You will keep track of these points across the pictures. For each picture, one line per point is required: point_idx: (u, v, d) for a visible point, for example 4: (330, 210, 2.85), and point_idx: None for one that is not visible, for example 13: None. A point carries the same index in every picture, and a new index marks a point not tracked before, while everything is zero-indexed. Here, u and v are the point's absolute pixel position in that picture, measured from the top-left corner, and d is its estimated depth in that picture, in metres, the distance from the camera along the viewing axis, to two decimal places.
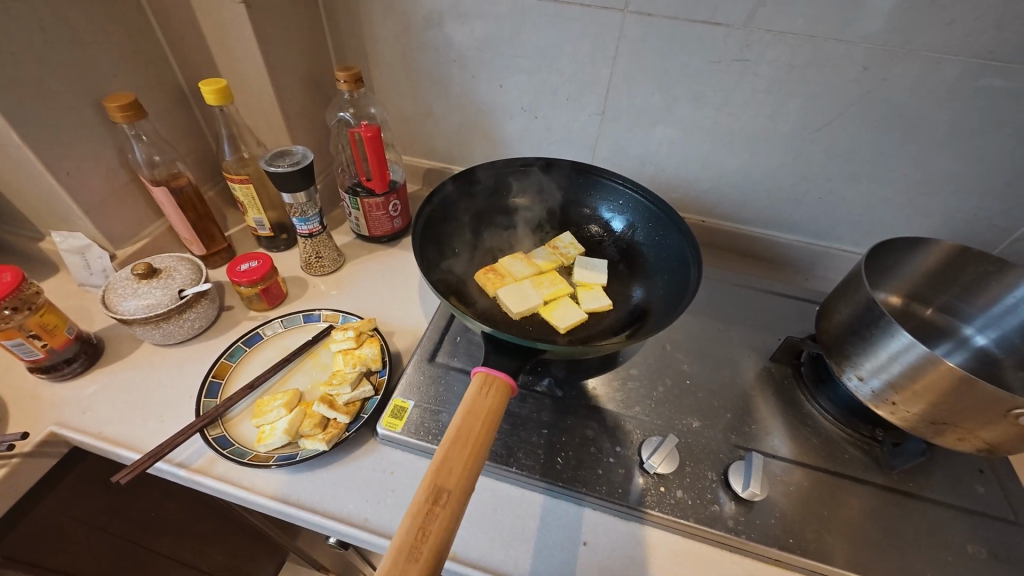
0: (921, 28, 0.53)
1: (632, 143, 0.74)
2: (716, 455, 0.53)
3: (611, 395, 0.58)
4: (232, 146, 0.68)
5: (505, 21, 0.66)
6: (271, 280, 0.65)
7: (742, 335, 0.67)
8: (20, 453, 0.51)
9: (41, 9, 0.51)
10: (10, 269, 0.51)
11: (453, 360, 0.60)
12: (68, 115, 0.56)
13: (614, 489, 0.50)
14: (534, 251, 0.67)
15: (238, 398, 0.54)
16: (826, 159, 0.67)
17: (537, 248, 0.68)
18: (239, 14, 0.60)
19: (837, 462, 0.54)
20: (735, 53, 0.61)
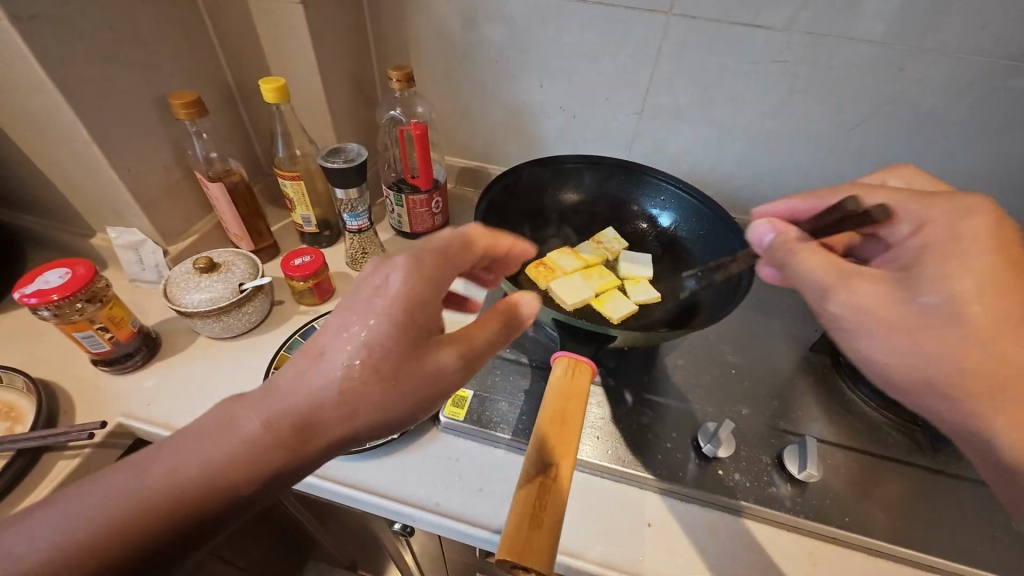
0: (956, 31, 0.56)
1: (669, 142, 0.76)
2: (767, 440, 0.55)
3: (662, 384, 0.60)
4: (285, 143, 0.68)
5: (550, 22, 0.68)
6: (323, 275, 0.66)
7: (780, 326, 0.69)
8: (92, 443, 0.52)
9: (112, 9, 0.52)
10: (83, 263, 0.51)
11: (504, 351, 0.62)
12: (132, 112, 0.57)
13: (674, 473, 0.52)
14: (579, 246, 0.69)
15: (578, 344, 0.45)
16: (858, 157, 0.70)
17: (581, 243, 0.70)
18: (296, 14, 0.62)
19: (883, 446, 0.56)
20: (775, 55, 0.63)
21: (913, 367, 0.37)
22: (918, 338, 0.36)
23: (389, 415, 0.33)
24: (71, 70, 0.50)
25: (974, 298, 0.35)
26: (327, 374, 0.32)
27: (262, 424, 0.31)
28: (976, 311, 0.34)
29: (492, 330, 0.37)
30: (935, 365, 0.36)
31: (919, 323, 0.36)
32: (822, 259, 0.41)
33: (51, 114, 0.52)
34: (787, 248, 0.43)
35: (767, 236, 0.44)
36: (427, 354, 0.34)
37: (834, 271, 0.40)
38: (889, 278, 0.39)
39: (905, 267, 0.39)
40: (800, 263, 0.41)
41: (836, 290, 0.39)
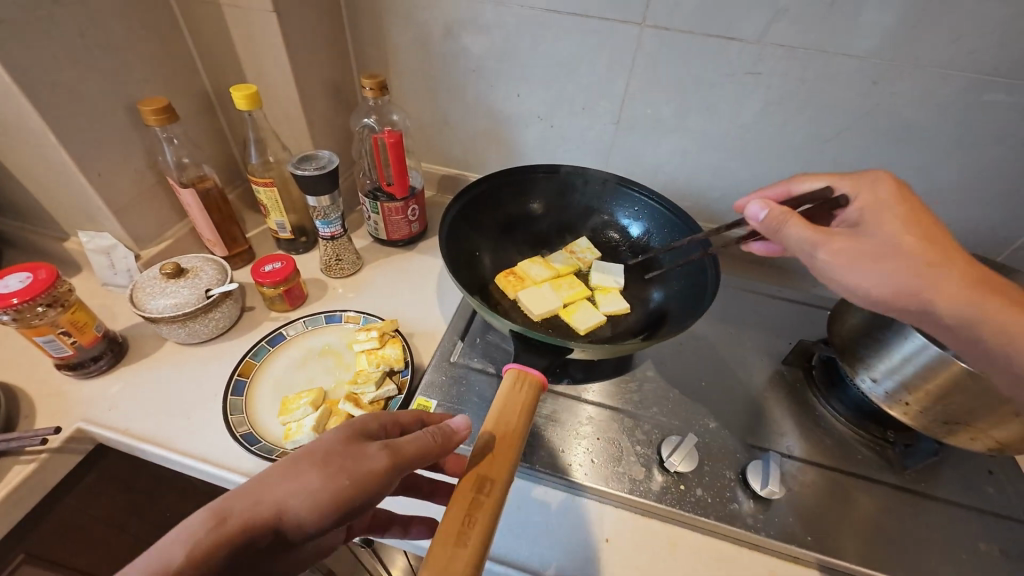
0: (926, 45, 0.56)
1: (646, 152, 0.76)
2: (733, 455, 0.54)
3: (629, 396, 0.60)
4: (258, 150, 0.69)
5: (525, 33, 0.68)
6: (294, 281, 0.66)
7: (754, 339, 0.69)
8: (49, 448, 0.51)
9: (82, 16, 0.52)
10: (45, 267, 0.52)
11: (472, 361, 0.61)
12: (103, 118, 0.58)
13: (636, 487, 0.51)
14: (551, 256, 0.70)
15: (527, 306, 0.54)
16: (834, 170, 0.69)
17: (554, 253, 0.70)
18: (270, 22, 0.62)
19: (851, 462, 0.55)
20: (748, 67, 0.63)
21: (909, 297, 0.43)
22: (882, 271, 0.43)
23: (319, 512, 0.33)
24: (39, 76, 0.50)
25: (905, 236, 0.44)
26: (270, 481, 0.34)
27: (188, 554, 0.29)
28: (902, 245, 0.44)
29: (424, 440, 0.38)
30: (925, 291, 0.42)
31: (876, 259, 0.44)
32: (806, 227, 0.46)
33: (20, 119, 0.53)
34: (781, 218, 0.47)
35: (762, 214, 0.48)
36: (364, 451, 0.35)
37: (816, 232, 0.45)
38: (868, 242, 0.45)
39: (861, 225, 0.48)
40: (792, 233, 0.46)
41: (823, 243, 0.45)
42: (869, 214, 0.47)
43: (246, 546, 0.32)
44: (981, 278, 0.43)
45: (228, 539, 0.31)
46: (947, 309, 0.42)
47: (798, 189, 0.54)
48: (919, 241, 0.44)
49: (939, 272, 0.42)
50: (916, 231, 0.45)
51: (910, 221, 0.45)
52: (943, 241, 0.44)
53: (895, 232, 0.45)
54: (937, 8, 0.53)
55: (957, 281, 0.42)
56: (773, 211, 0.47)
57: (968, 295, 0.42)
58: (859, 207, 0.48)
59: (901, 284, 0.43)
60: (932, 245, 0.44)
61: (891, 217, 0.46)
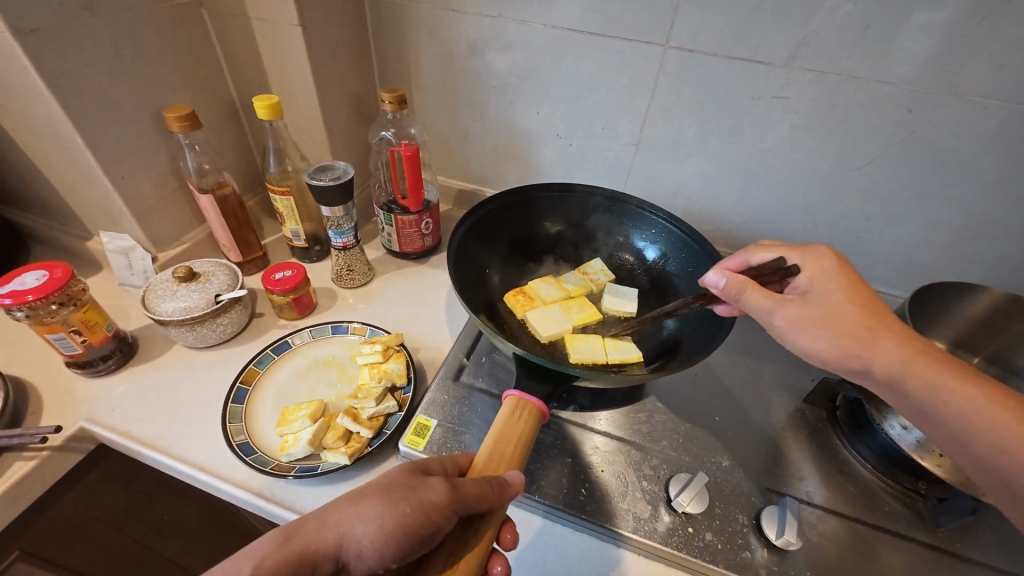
0: (968, 73, 0.53)
1: (666, 174, 0.74)
2: (747, 498, 0.51)
3: (638, 427, 0.57)
4: (277, 158, 0.70)
5: (547, 52, 0.68)
6: (304, 289, 0.66)
7: (773, 373, 0.65)
8: (50, 446, 0.52)
9: (116, 25, 0.54)
10: (61, 266, 0.52)
11: (477, 381, 0.59)
12: (129, 123, 0.59)
13: (639, 527, 0.48)
14: (564, 275, 0.69)
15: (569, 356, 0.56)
16: (865, 199, 0.66)
17: (566, 272, 0.70)
18: (296, 36, 0.63)
19: (876, 514, 0.50)
20: (775, 91, 0.61)
21: (851, 358, 0.43)
22: (820, 335, 0.44)
23: (377, 538, 0.34)
24: (70, 81, 0.52)
25: (840, 303, 0.44)
26: (336, 506, 0.35)
27: (255, 565, 0.32)
28: (840, 310, 0.44)
29: (481, 478, 0.38)
30: (868, 355, 0.42)
31: (823, 323, 0.44)
32: (765, 296, 0.46)
33: (50, 122, 0.54)
34: (740, 286, 0.47)
35: (722, 284, 0.48)
36: (423, 482, 0.36)
37: (773, 298, 0.46)
38: (822, 312, 0.44)
39: (807, 292, 0.46)
40: (750, 302, 0.47)
41: (778, 308, 0.45)
42: (816, 282, 0.46)
43: (307, 568, 0.33)
44: (920, 344, 0.42)
45: (296, 555, 0.33)
46: (885, 369, 0.42)
47: (757, 260, 0.52)
48: (861, 309, 0.43)
49: (874, 340, 0.42)
50: (855, 297, 0.44)
51: (851, 288, 0.45)
52: (882, 309, 0.44)
53: (836, 300, 0.44)
54: (979, 36, 0.50)
55: (894, 346, 0.42)
56: (730, 281, 0.47)
57: (901, 359, 0.41)
58: (807, 275, 0.47)
59: (842, 347, 0.43)
60: (872, 315, 0.43)
61: (835, 284, 0.45)
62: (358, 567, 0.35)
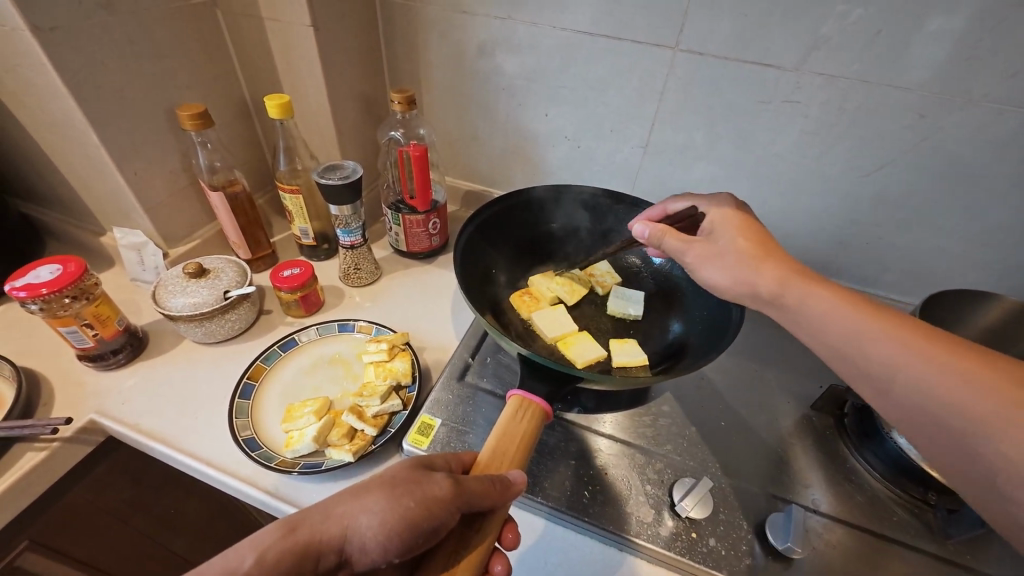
0: (984, 78, 0.52)
1: (675, 177, 0.74)
2: (752, 504, 0.50)
3: (643, 431, 0.56)
4: (287, 157, 0.70)
5: (555, 54, 0.68)
6: (311, 287, 0.66)
7: (781, 379, 0.64)
8: (60, 438, 0.53)
9: (132, 24, 0.55)
10: (75, 261, 0.53)
11: (482, 381, 0.60)
12: (143, 121, 0.60)
13: (643, 530, 0.47)
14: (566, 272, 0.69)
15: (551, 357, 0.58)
16: (876, 205, 0.66)
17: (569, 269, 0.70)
18: (307, 36, 0.64)
19: (885, 524, 0.50)
20: (786, 95, 0.61)
21: (744, 284, 0.45)
22: (720, 267, 0.46)
23: (380, 531, 0.34)
24: (87, 79, 0.53)
25: (736, 240, 0.46)
26: (340, 499, 0.36)
27: (258, 556, 0.32)
28: (735, 246, 0.46)
29: (485, 476, 0.38)
30: (755, 276, 0.44)
31: (722, 256, 0.46)
32: (680, 237, 0.49)
33: (66, 119, 0.55)
34: (660, 233, 0.50)
35: (647, 232, 0.51)
36: (428, 477, 0.36)
37: (683, 239, 0.49)
38: (720, 249, 0.47)
39: (711, 233, 0.50)
40: (668, 244, 0.50)
41: (689, 248, 0.49)
42: (716, 223, 0.49)
43: (310, 559, 0.34)
44: (798, 267, 0.44)
45: (298, 545, 0.33)
46: (768, 290, 0.43)
47: (674, 208, 0.56)
48: (750, 241, 0.46)
49: (760, 263, 0.44)
50: (749, 235, 0.47)
51: (745, 226, 0.47)
52: (770, 243, 0.46)
53: (731, 238, 0.47)
54: (996, 41, 0.50)
55: (776, 267, 0.43)
56: (651, 229, 0.50)
57: (781, 278, 0.43)
58: (711, 219, 0.50)
59: (737, 276, 0.45)
60: (761, 246, 0.45)
61: (731, 225, 0.48)
62: (360, 560, 0.35)
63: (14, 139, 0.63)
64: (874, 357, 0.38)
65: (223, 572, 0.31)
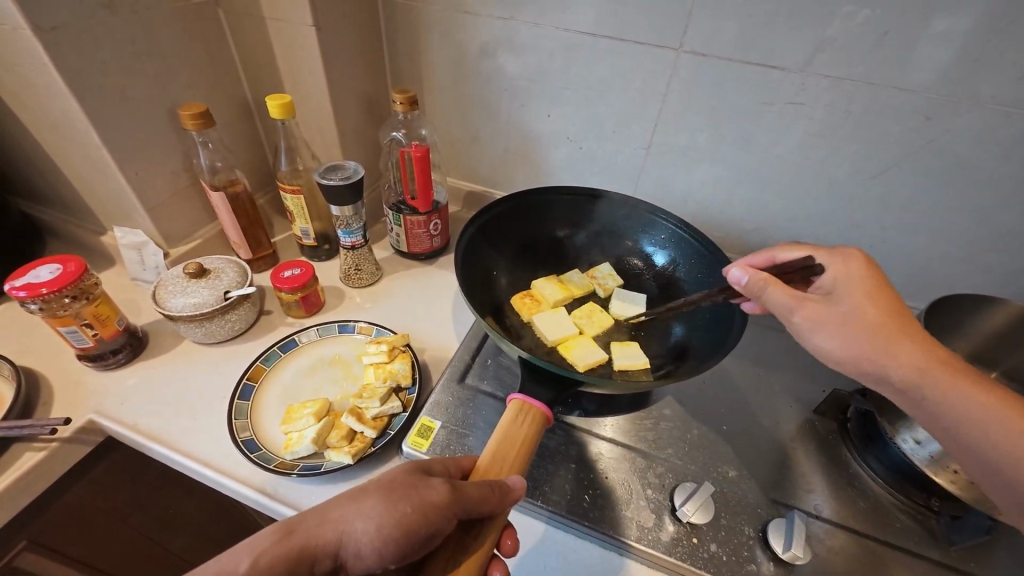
0: (989, 80, 0.52)
1: (677, 179, 0.74)
2: (753, 509, 0.50)
3: (644, 434, 0.56)
4: (288, 157, 0.70)
5: (559, 55, 0.68)
6: (312, 288, 0.66)
7: (783, 383, 0.64)
8: (59, 438, 0.52)
9: (133, 23, 0.55)
10: (75, 260, 0.53)
11: (482, 384, 0.59)
12: (145, 120, 0.60)
13: (643, 535, 0.47)
14: (568, 274, 0.69)
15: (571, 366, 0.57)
16: (880, 208, 0.65)
17: (571, 271, 0.70)
18: (310, 36, 0.64)
19: (887, 530, 0.49)
20: (790, 97, 0.60)
21: (869, 360, 0.42)
22: (837, 334, 0.43)
23: (377, 537, 0.34)
24: (88, 79, 0.53)
25: (863, 307, 0.43)
26: (335, 504, 0.35)
27: (253, 561, 0.32)
28: (864, 314, 0.43)
29: (485, 482, 0.37)
30: (889, 357, 0.42)
31: (847, 326, 0.43)
32: (789, 293, 0.46)
33: (67, 118, 0.55)
34: (762, 284, 0.47)
35: (745, 279, 0.47)
36: (425, 482, 0.36)
37: (794, 297, 0.45)
38: (842, 315, 0.44)
39: (832, 293, 0.46)
40: (772, 297, 0.46)
41: (799, 308, 0.45)
42: (841, 285, 0.46)
43: (305, 564, 0.33)
44: (933, 349, 0.42)
45: (294, 550, 0.33)
46: (903, 375, 0.41)
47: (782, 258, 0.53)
48: (883, 313, 0.43)
49: (898, 341, 0.42)
50: (883, 302, 0.44)
51: (876, 291, 0.44)
52: (907, 315, 0.43)
53: (860, 303, 0.44)
54: (1002, 43, 0.49)
55: (915, 349, 0.41)
56: (753, 277, 0.47)
57: (918, 366, 0.41)
58: (833, 275, 0.47)
59: (860, 349, 0.42)
60: (899, 319, 0.43)
61: (858, 288, 0.45)
62: (355, 566, 0.34)
63: (16, 138, 0.63)
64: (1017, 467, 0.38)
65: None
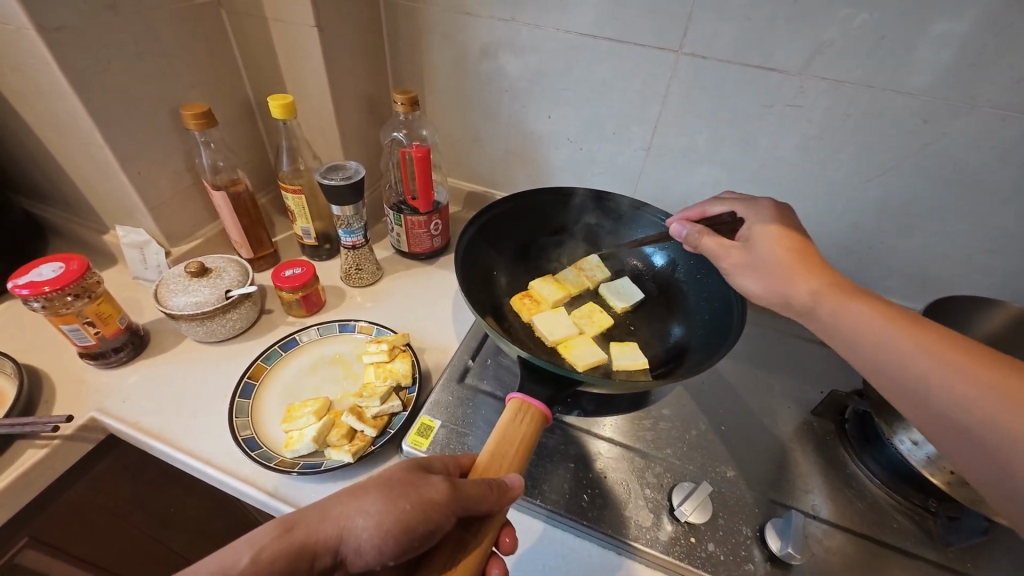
0: (988, 83, 0.52)
1: (677, 181, 0.74)
2: (751, 509, 0.50)
3: (643, 434, 0.56)
4: (290, 157, 0.71)
5: (559, 56, 0.68)
6: (312, 287, 0.66)
7: (782, 384, 0.64)
8: (61, 435, 0.53)
9: (137, 24, 0.55)
10: (78, 258, 0.53)
11: (482, 383, 0.60)
12: (148, 120, 0.60)
13: (642, 535, 0.47)
14: (561, 272, 0.69)
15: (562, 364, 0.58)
16: (879, 211, 0.65)
17: (564, 269, 0.70)
18: (312, 37, 0.64)
19: (885, 531, 0.49)
20: (789, 99, 0.60)
21: (777, 294, 0.45)
22: (758, 279, 0.47)
23: (377, 533, 0.34)
24: (92, 79, 0.53)
25: (775, 250, 0.46)
26: (336, 501, 0.36)
27: (254, 556, 0.32)
28: (775, 255, 0.46)
29: (483, 481, 0.38)
30: (790, 286, 0.44)
31: (761, 265, 0.46)
32: (717, 242, 0.50)
33: (71, 117, 0.56)
34: (698, 235, 0.51)
35: (685, 232, 0.52)
36: (425, 479, 0.36)
37: (720, 245, 0.50)
38: (758, 261, 0.47)
39: (748, 239, 0.49)
40: (707, 247, 0.51)
41: (725, 256, 0.49)
42: (755, 233, 0.48)
43: (306, 560, 0.34)
44: (835, 277, 0.43)
45: (293, 545, 0.33)
46: (801, 301, 0.43)
47: (713, 211, 0.54)
48: (791, 251, 0.45)
49: (797, 274, 0.44)
50: (790, 243, 0.46)
51: (783, 233, 0.46)
52: (814, 255, 0.45)
53: (770, 246, 0.46)
54: (999, 47, 0.50)
55: (814, 278, 0.43)
56: (690, 229, 0.51)
57: (815, 291, 0.43)
58: (748, 226, 0.49)
59: (772, 287, 0.45)
60: (802, 255, 0.45)
61: (772, 234, 0.47)
62: (355, 562, 0.35)
63: (20, 138, 0.64)
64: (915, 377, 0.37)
65: (218, 571, 0.31)
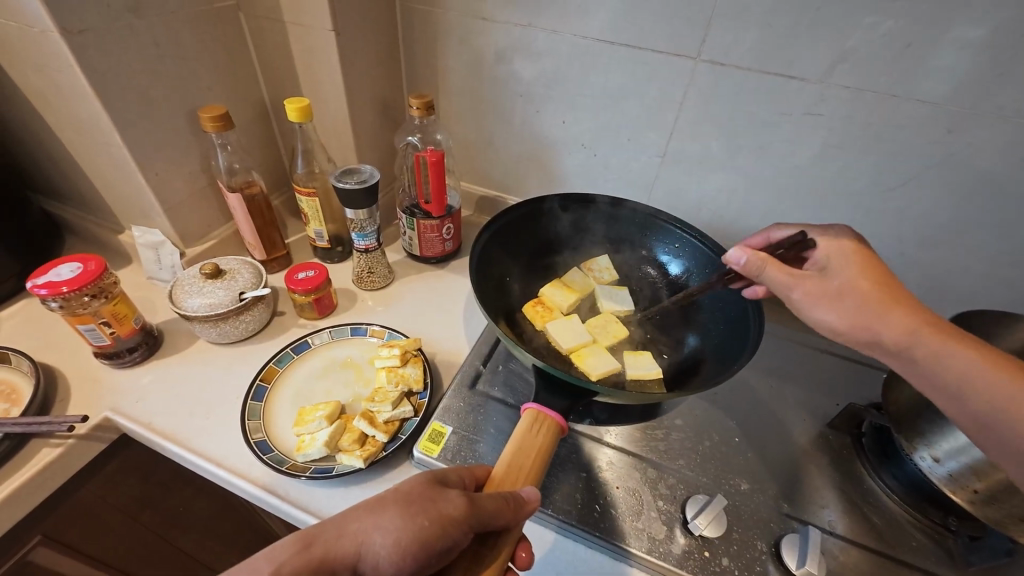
0: (1013, 93, 0.51)
1: (691, 188, 0.74)
2: (766, 524, 0.49)
3: (654, 445, 0.56)
4: (305, 160, 0.71)
5: (575, 61, 0.68)
6: (325, 290, 0.66)
7: (796, 396, 0.63)
8: (76, 434, 0.53)
9: (158, 27, 0.56)
10: (95, 259, 0.54)
11: (493, 390, 0.59)
12: (166, 123, 0.61)
13: (654, 547, 0.47)
14: (569, 274, 0.69)
15: (563, 366, 0.59)
16: (897, 221, 0.64)
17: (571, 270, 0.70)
18: (329, 41, 0.64)
19: (903, 548, 0.48)
20: (808, 107, 0.60)
21: (866, 330, 0.43)
22: (836, 309, 0.44)
23: (395, 551, 0.34)
24: (113, 81, 0.54)
25: (859, 280, 0.44)
26: (354, 516, 0.35)
27: (272, 572, 0.31)
28: (860, 286, 0.43)
29: (499, 494, 0.37)
30: (883, 325, 0.42)
31: (840, 297, 0.44)
32: (784, 271, 0.45)
33: (91, 119, 0.56)
34: (761, 263, 0.45)
35: (743, 259, 0.46)
36: (442, 495, 0.36)
37: (788, 274, 0.45)
38: (833, 291, 0.44)
39: (825, 269, 0.46)
40: (770, 277, 0.46)
41: (797, 284, 0.45)
42: (834, 260, 0.46)
43: None
44: (926, 314, 0.42)
45: (312, 564, 0.33)
46: (895, 340, 0.42)
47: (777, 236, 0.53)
48: (875, 284, 0.43)
49: (885, 312, 0.42)
50: (873, 274, 0.44)
51: (865, 263, 0.45)
52: (897, 288, 0.44)
53: (853, 275, 0.44)
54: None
55: (905, 316, 0.42)
56: (753, 258, 0.45)
57: (911, 330, 0.41)
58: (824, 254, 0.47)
59: (855, 320, 0.43)
60: (885, 289, 0.43)
61: (851, 261, 0.45)
62: None
63: (40, 138, 0.64)
64: (1009, 414, 0.38)
65: None
